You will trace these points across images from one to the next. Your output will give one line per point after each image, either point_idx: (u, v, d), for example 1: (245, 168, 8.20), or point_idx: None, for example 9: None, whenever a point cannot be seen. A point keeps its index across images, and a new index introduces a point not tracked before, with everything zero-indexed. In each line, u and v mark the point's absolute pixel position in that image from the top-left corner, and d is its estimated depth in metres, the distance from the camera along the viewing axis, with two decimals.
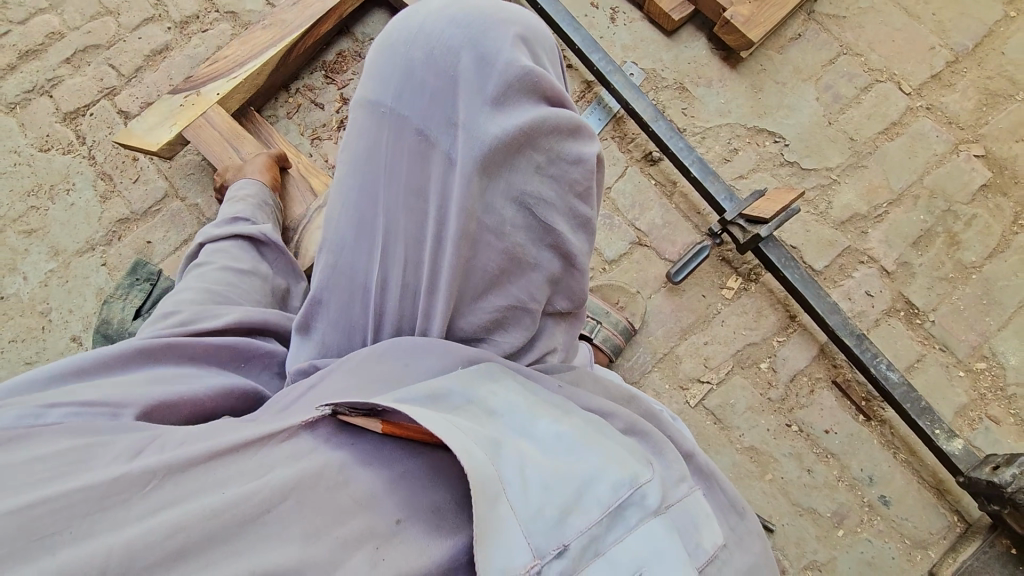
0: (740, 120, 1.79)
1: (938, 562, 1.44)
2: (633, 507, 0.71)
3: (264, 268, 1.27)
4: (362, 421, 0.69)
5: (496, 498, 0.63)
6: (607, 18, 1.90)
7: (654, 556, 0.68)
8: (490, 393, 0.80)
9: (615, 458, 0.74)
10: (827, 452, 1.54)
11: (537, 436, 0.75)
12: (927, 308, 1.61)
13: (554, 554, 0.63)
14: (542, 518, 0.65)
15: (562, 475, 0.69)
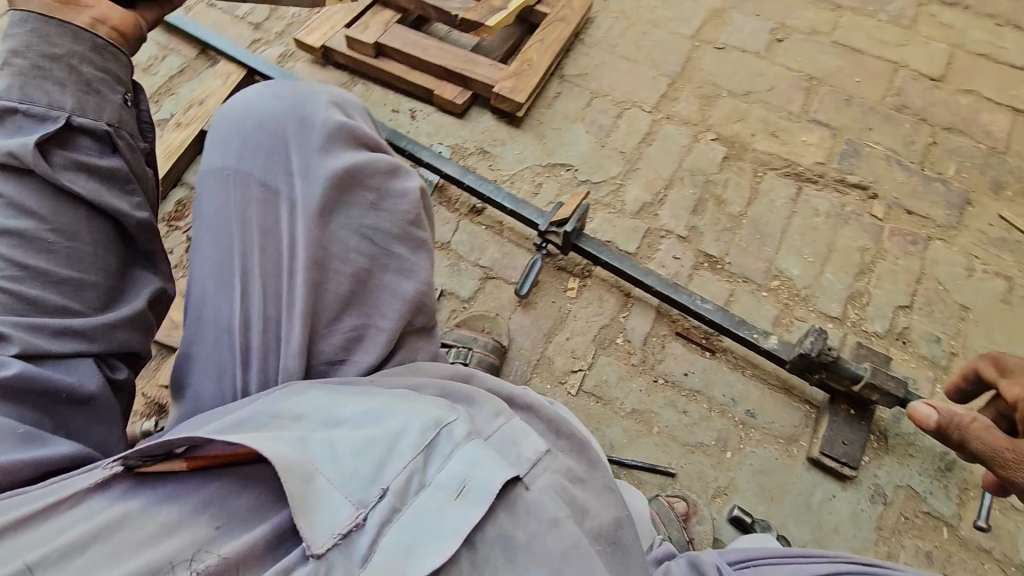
0: (535, 161, 2.19)
1: (809, 447, 1.65)
2: (444, 441, 0.87)
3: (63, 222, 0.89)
4: (159, 467, 0.78)
5: (308, 477, 0.79)
6: (408, 117, 2.30)
7: (468, 468, 0.85)
8: (294, 400, 0.90)
9: (419, 409, 0.89)
10: (693, 391, 1.76)
11: (346, 418, 0.88)
12: (722, 254, 1.99)
13: (377, 497, 0.80)
14: (357, 479, 0.81)
15: (371, 442, 0.84)
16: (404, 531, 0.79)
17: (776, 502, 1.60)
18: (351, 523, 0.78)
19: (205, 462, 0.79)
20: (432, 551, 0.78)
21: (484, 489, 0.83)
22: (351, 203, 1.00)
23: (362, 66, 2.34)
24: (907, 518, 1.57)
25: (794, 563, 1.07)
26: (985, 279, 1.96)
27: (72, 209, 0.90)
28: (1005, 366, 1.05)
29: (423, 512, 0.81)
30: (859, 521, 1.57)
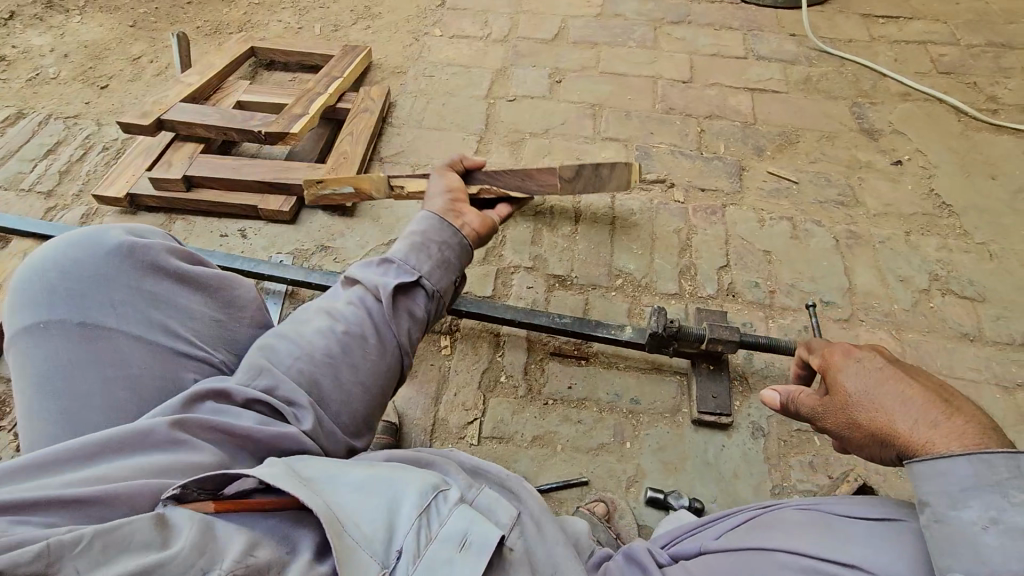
0: (377, 242, 2.28)
1: (691, 412, 1.84)
2: (442, 504, 0.92)
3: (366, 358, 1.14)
4: (196, 505, 0.81)
5: (344, 537, 0.82)
6: (239, 237, 2.29)
7: (469, 522, 0.91)
8: (302, 466, 0.91)
9: (418, 473, 0.95)
10: (581, 400, 1.87)
11: (352, 481, 0.91)
12: (567, 271, 2.18)
13: (395, 558, 0.84)
14: (378, 540, 0.85)
15: (383, 507, 0.88)
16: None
17: (680, 471, 1.74)
18: None
19: (240, 505, 0.83)
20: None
21: (484, 542, 0.90)
22: (190, 319, 1.06)
23: (176, 203, 2.31)
24: (785, 440, 1.79)
25: (711, 528, 1.18)
26: (775, 224, 2.34)
27: (395, 352, 1.18)
28: (811, 346, 1.27)
29: (436, 564, 0.85)
30: (750, 459, 1.76)
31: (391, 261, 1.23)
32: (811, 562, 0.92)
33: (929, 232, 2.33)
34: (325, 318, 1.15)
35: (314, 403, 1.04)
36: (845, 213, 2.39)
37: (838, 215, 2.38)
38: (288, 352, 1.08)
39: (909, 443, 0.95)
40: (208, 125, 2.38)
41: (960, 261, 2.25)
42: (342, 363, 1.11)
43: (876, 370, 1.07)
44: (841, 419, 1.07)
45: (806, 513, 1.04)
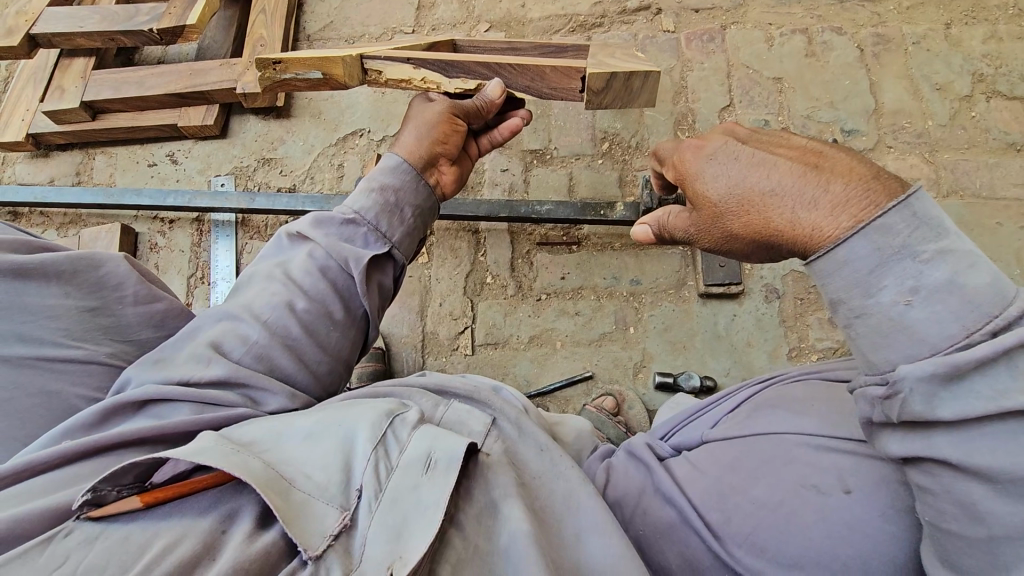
0: (324, 143, 1.97)
1: (698, 283, 1.67)
2: (400, 428, 0.79)
3: (327, 338, 0.97)
4: (117, 505, 0.68)
5: (286, 490, 0.70)
6: (170, 164, 2.00)
7: (431, 440, 0.77)
8: (239, 432, 0.78)
9: (366, 404, 0.82)
10: (577, 289, 1.71)
11: (297, 430, 0.77)
12: (546, 144, 1.88)
13: (357, 498, 0.72)
14: (331, 483, 0.72)
15: (329, 447, 0.75)
16: (390, 514, 0.71)
17: (689, 349, 1.63)
18: (341, 526, 0.69)
19: (168, 492, 0.69)
20: (421, 529, 0.70)
21: (452, 456, 0.76)
22: (53, 319, 0.92)
23: (89, 136, 2.00)
24: (802, 298, 1.64)
25: (708, 412, 0.97)
26: (787, 41, 1.93)
27: (354, 331, 1.02)
28: (660, 152, 0.96)
29: (402, 492, 0.73)
30: (764, 325, 1.63)
31: (353, 218, 1.03)
32: (827, 438, 0.79)
33: (975, 20, 1.92)
34: (269, 287, 0.96)
35: (275, 390, 0.89)
36: (871, 12, 1.95)
37: (864, 16, 1.95)
38: (232, 337, 0.91)
39: (795, 241, 0.74)
40: (89, 32, 1.95)
41: (1011, 51, 1.87)
42: (300, 342, 0.94)
43: (742, 157, 0.80)
44: (716, 236, 0.83)
45: (807, 383, 0.89)
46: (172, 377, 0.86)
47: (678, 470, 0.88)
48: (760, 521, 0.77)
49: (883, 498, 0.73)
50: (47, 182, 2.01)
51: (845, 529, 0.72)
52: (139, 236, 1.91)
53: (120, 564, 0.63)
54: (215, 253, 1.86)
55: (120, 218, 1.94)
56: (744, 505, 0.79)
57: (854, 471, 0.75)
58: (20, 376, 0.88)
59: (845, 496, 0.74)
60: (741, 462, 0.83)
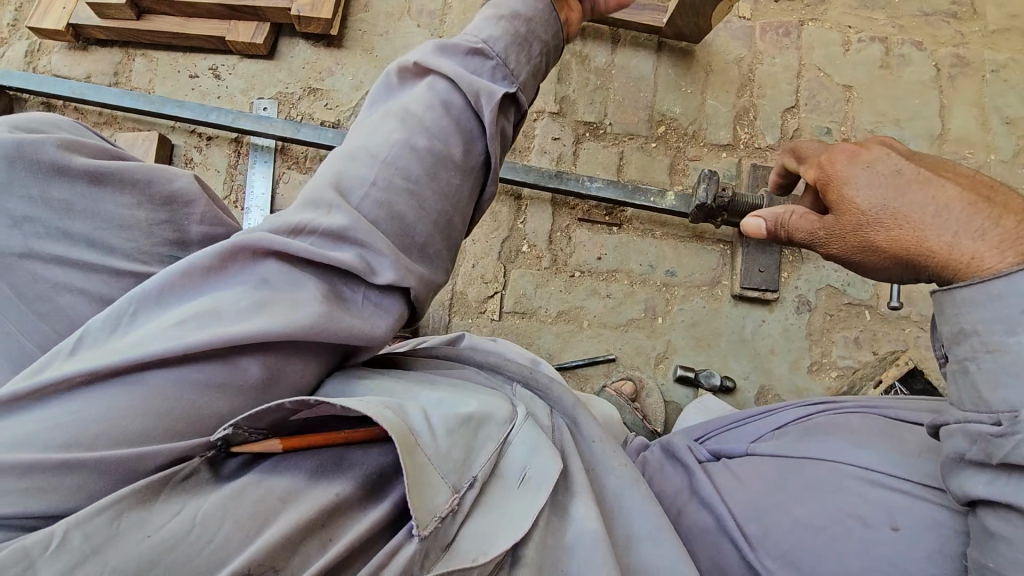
0: (373, 82, 1.90)
1: (732, 284, 1.67)
2: (518, 431, 0.84)
3: (448, 186, 0.84)
4: (253, 446, 0.68)
5: (413, 451, 0.70)
6: (212, 79, 1.93)
7: (534, 450, 0.83)
8: (366, 384, 0.78)
9: (492, 398, 0.86)
10: (611, 271, 1.71)
11: (426, 397, 0.79)
12: (601, 118, 1.83)
13: (468, 485, 0.75)
14: (451, 458, 0.74)
15: (456, 423, 0.77)
16: (489, 517, 0.75)
17: (713, 347, 1.64)
18: (449, 507, 0.71)
19: (310, 441, 0.70)
20: (511, 529, 0.75)
21: (545, 479, 0.82)
22: (125, 230, 0.89)
23: (131, 35, 1.92)
24: (832, 314, 1.66)
25: (753, 426, 1.03)
26: (863, 49, 1.86)
27: (473, 186, 0.88)
28: (801, 153, 0.99)
29: (503, 499, 0.78)
30: (790, 335, 1.64)
31: (480, 47, 0.87)
32: (879, 476, 0.85)
33: None
34: (387, 126, 0.83)
35: (382, 249, 0.77)
36: (955, 31, 1.88)
37: (946, 33, 1.88)
38: (360, 194, 0.79)
39: (948, 264, 0.77)
40: None
41: None
42: (421, 185, 0.81)
43: (905, 172, 0.81)
44: (852, 242, 0.83)
45: (862, 418, 0.95)
46: (287, 227, 0.75)
47: (721, 478, 0.95)
48: (800, 540, 0.84)
49: (927, 541, 0.79)
50: (82, 77, 1.94)
51: (886, 561, 0.79)
52: (174, 148, 1.87)
53: (238, 520, 0.62)
54: (251, 178, 1.83)
55: (157, 127, 1.88)
56: (784, 523, 0.86)
57: (905, 511, 0.81)
58: (85, 282, 0.85)
59: (892, 532, 0.80)
60: (786, 481, 0.90)
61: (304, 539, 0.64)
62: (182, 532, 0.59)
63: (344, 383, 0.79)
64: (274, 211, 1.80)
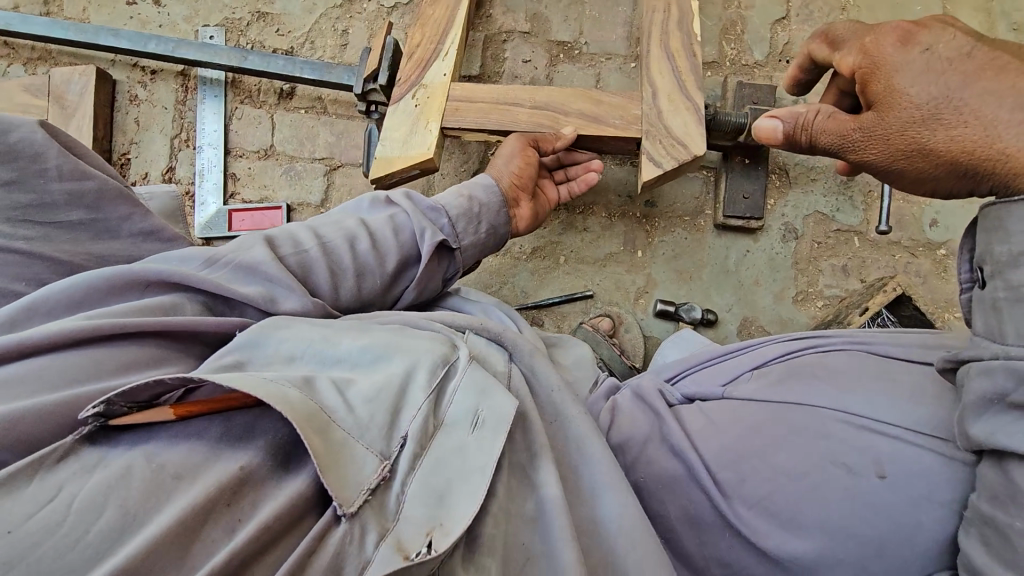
0: (327, 3, 1.74)
1: (715, 214, 1.58)
2: (454, 377, 0.79)
3: (369, 277, 0.99)
4: (144, 416, 0.66)
5: (327, 428, 0.68)
6: (152, 6, 1.77)
7: (479, 398, 0.77)
8: (281, 343, 0.79)
9: (425, 343, 0.81)
10: (588, 203, 1.61)
11: (343, 359, 0.79)
12: (576, 37, 1.69)
13: (398, 447, 0.71)
14: (375, 424, 0.71)
15: (380, 385, 0.74)
16: (433, 475, 0.71)
17: (694, 280, 1.58)
18: (380, 476, 0.68)
19: (202, 407, 0.67)
20: (466, 490, 0.70)
21: (501, 416, 0.76)
22: None
23: None
24: (819, 242, 1.58)
25: (732, 365, 0.97)
26: None
27: (391, 287, 1.03)
28: (834, 35, 0.90)
29: (448, 451, 0.73)
30: (776, 264, 1.57)
31: (438, 207, 1.09)
32: (869, 421, 0.81)
33: None
34: (342, 224, 1.01)
35: (297, 295, 0.89)
36: None
37: None
38: (285, 240, 0.95)
39: (1005, 170, 0.73)
40: None
41: None
42: (345, 275, 0.96)
43: (972, 60, 0.75)
44: (893, 142, 0.81)
45: (849, 356, 0.89)
46: (241, 249, 0.91)
47: (692, 422, 0.90)
48: (780, 488, 0.80)
49: (915, 489, 0.77)
50: (10, 8, 1.77)
51: (872, 512, 0.77)
52: (116, 84, 1.73)
53: (120, 505, 0.58)
54: (201, 113, 1.70)
55: (95, 61, 1.73)
56: (764, 470, 0.82)
57: (893, 460, 0.78)
58: None
59: (877, 481, 0.77)
60: (766, 425, 0.85)
61: (202, 521, 0.59)
62: (61, 518, 0.57)
63: (252, 349, 0.78)
64: (229, 151, 1.69)
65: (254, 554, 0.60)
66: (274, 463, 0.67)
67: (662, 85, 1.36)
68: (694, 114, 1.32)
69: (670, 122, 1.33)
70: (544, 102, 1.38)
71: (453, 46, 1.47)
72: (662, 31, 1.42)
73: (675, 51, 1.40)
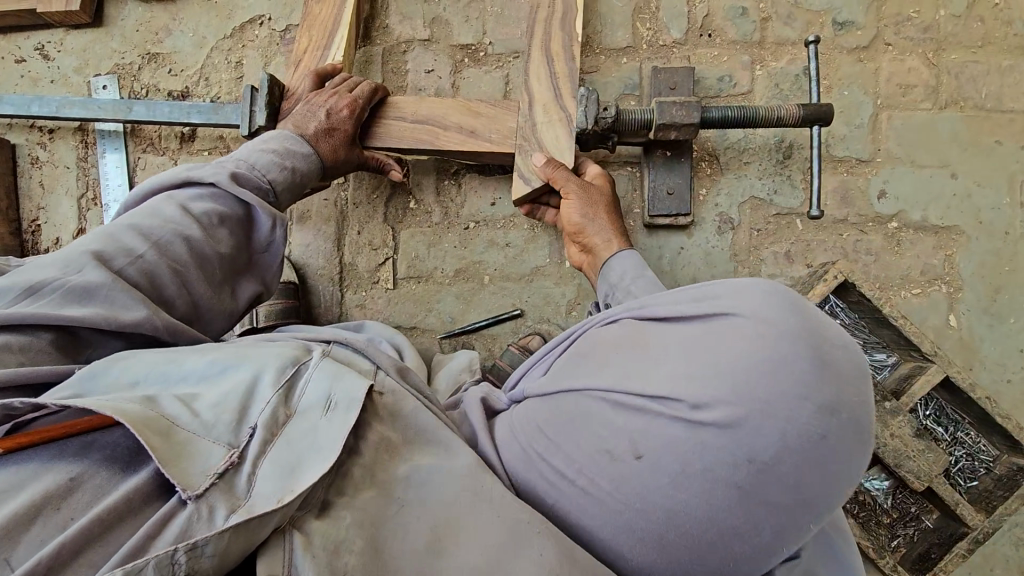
0: (217, 35, 1.65)
1: (642, 215, 1.47)
2: (306, 371, 0.81)
3: (216, 264, 0.98)
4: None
5: (168, 428, 0.67)
6: (41, 61, 1.69)
7: (330, 383, 0.79)
8: (126, 366, 0.78)
9: (275, 350, 0.83)
10: (509, 217, 1.52)
11: (188, 376, 0.78)
12: (479, 38, 1.57)
13: (248, 436, 0.71)
14: (221, 421, 0.71)
15: (228, 389, 0.75)
16: (285, 455, 0.70)
17: None
18: (228, 462, 0.67)
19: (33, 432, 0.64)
20: (314, 464, 0.69)
21: (351, 395, 0.78)
22: None
23: None
24: (758, 229, 1.47)
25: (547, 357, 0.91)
26: None
27: (242, 267, 1.04)
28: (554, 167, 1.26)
29: (302, 435, 0.73)
30: (713, 260, 1.47)
31: (266, 187, 1.08)
32: (619, 391, 0.68)
33: None
34: (164, 215, 0.95)
35: (141, 303, 0.84)
36: None
37: None
38: (113, 249, 0.87)
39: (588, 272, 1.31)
40: None
41: None
42: (187, 269, 0.94)
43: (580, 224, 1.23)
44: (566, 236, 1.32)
45: (624, 321, 0.77)
46: (69, 270, 0.82)
47: (500, 432, 0.85)
48: (560, 489, 0.73)
49: (670, 466, 0.63)
50: None
51: (640, 498, 0.65)
52: (16, 149, 1.66)
53: None
54: (104, 169, 1.64)
55: None
56: (548, 472, 0.75)
57: (643, 433, 0.65)
58: None
59: (634, 463, 0.65)
60: (546, 422, 0.77)
61: (28, 525, 0.58)
62: None
63: (89, 381, 0.75)
64: None
65: (80, 548, 0.58)
66: (112, 470, 0.66)
67: (539, 95, 1.30)
68: (566, 126, 1.28)
69: (542, 135, 1.29)
70: (426, 115, 1.33)
71: (339, 50, 1.42)
72: (543, 30, 1.34)
73: (554, 53, 1.32)
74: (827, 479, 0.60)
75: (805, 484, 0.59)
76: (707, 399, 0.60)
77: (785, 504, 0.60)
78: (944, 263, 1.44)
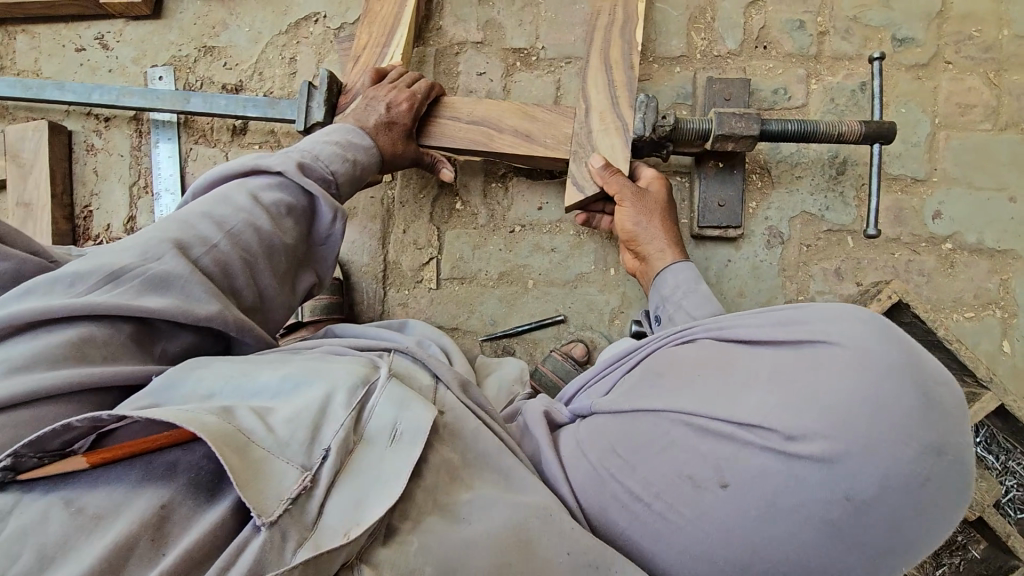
0: (272, 30, 1.67)
1: (690, 225, 1.46)
2: (375, 395, 0.78)
3: (280, 254, 0.99)
4: (61, 465, 0.63)
5: (245, 446, 0.66)
6: (100, 51, 1.72)
7: (399, 408, 0.77)
8: (196, 378, 0.78)
9: (343, 366, 0.82)
10: (555, 223, 1.52)
11: (261, 390, 0.77)
12: (532, 42, 1.58)
13: (320, 459, 0.70)
14: (295, 441, 0.70)
15: (299, 406, 0.74)
16: (353, 485, 0.70)
17: None
18: (302, 487, 0.66)
19: (124, 450, 0.65)
20: (383, 496, 0.70)
21: (418, 428, 0.77)
22: None
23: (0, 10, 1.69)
24: (808, 245, 1.45)
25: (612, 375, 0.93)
26: None
27: (303, 258, 1.06)
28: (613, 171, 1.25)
29: (370, 465, 0.72)
30: (761, 275, 1.45)
31: (329, 178, 1.09)
32: (707, 419, 0.71)
33: None
34: (235, 204, 0.96)
35: (212, 297, 0.85)
36: None
37: None
38: (189, 238, 0.88)
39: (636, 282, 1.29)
40: None
41: None
42: (256, 260, 0.95)
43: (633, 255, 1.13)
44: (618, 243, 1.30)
45: (704, 346, 0.81)
46: (148, 258, 0.82)
47: (565, 450, 0.87)
48: (635, 513, 0.76)
49: (759, 497, 0.66)
50: None
51: (721, 529, 0.68)
52: (72, 136, 1.70)
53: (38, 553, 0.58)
54: (156, 158, 1.67)
55: (50, 114, 1.71)
56: (622, 495, 0.77)
57: (732, 464, 0.68)
58: None
59: (720, 491, 0.68)
60: (622, 443, 0.79)
61: (126, 558, 0.60)
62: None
63: (166, 392, 0.76)
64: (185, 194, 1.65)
65: None
66: (197, 496, 0.67)
67: (596, 104, 1.31)
68: (622, 135, 1.28)
69: (597, 143, 1.29)
70: (481, 117, 1.33)
71: (397, 49, 1.44)
72: (602, 38, 1.34)
73: (614, 62, 1.32)
74: (916, 524, 0.63)
75: (898, 523, 0.63)
76: (805, 432, 0.64)
77: (875, 544, 0.63)
78: (999, 287, 1.41)
